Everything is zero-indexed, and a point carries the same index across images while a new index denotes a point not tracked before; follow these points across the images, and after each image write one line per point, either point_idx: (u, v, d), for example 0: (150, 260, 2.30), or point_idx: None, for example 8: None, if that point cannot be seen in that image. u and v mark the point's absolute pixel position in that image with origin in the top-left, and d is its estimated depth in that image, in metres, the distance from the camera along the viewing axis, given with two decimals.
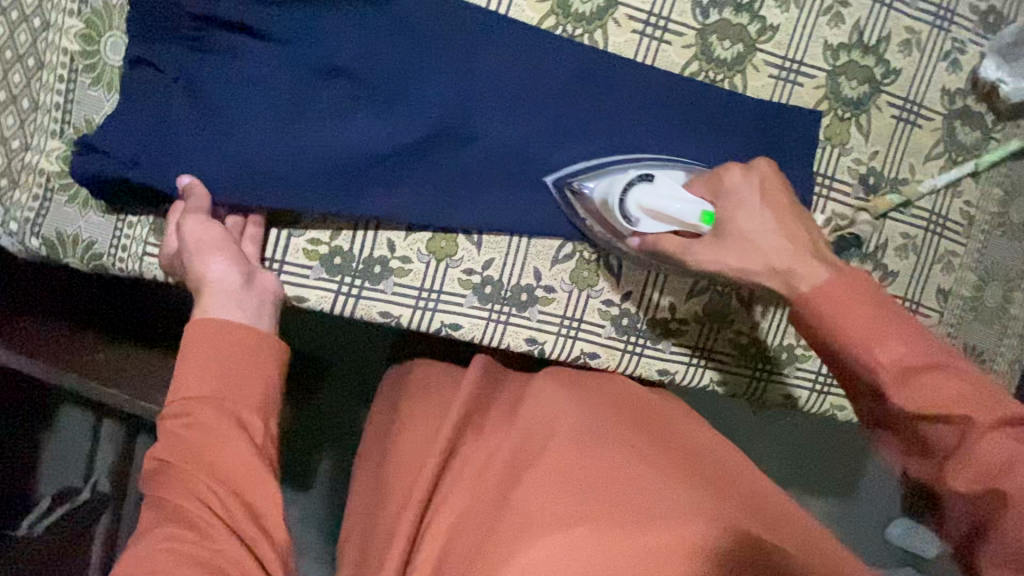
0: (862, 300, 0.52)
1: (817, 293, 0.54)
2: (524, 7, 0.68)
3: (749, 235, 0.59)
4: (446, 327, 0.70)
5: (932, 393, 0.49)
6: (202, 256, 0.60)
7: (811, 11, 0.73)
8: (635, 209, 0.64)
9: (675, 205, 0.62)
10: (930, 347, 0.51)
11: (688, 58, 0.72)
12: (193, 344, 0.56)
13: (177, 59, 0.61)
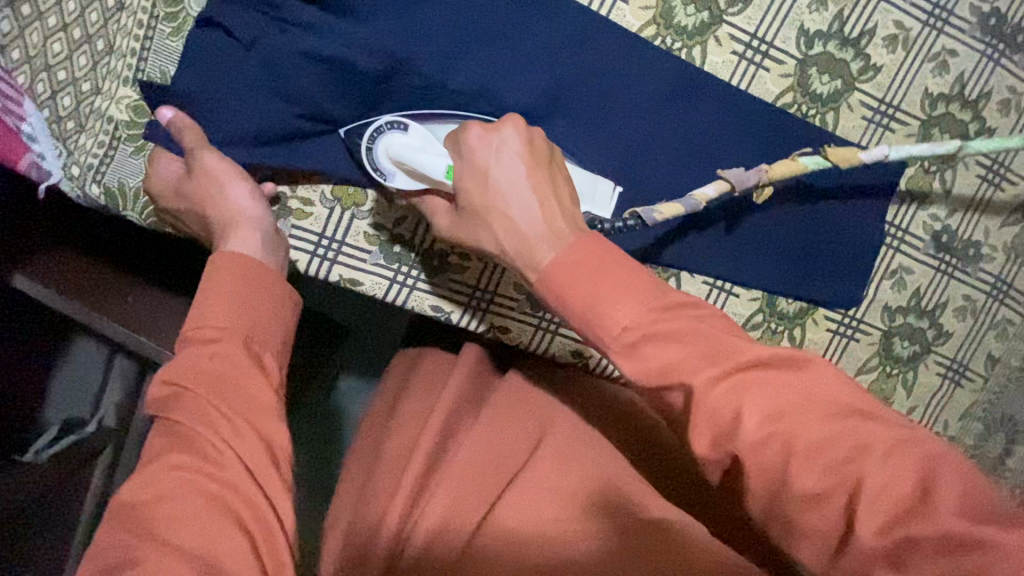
0: (586, 262, 0.47)
1: (549, 273, 0.48)
2: (619, 11, 0.63)
3: (489, 201, 0.52)
4: (496, 329, 0.69)
5: (645, 365, 0.43)
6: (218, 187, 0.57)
7: (918, 57, 0.68)
8: (389, 164, 0.59)
9: (431, 163, 0.56)
10: (643, 306, 0.44)
11: (784, 88, 0.67)
12: (223, 269, 0.54)
13: (253, 25, 0.58)
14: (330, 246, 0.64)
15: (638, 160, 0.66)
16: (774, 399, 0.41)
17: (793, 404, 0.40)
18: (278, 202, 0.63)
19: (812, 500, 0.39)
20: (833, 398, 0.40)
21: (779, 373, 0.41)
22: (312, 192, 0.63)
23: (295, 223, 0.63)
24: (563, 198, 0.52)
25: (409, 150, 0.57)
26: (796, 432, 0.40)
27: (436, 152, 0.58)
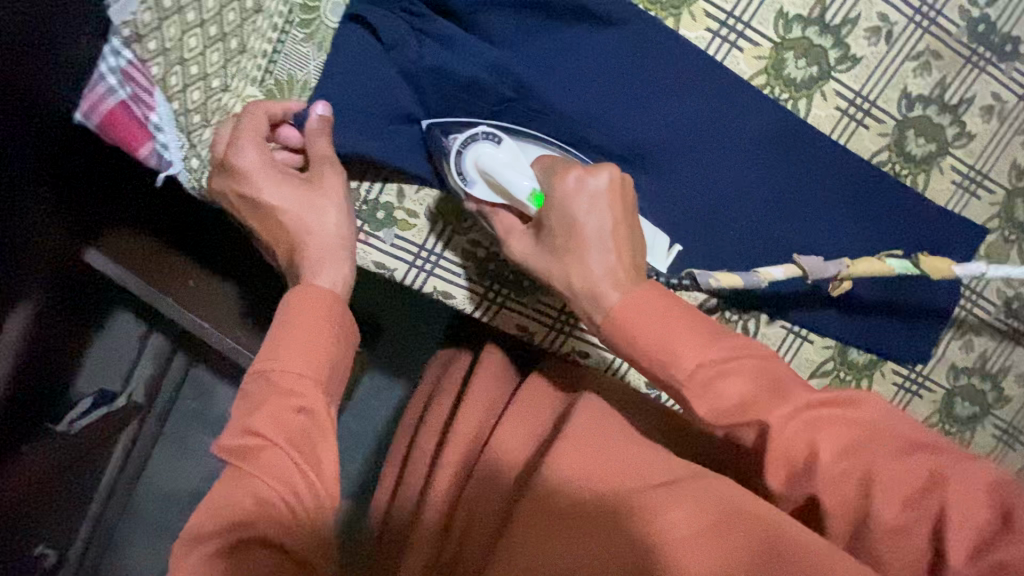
0: (652, 306, 0.48)
1: (613, 315, 0.49)
2: (734, 57, 0.65)
3: (577, 233, 0.51)
4: (576, 354, 0.70)
5: (720, 400, 0.46)
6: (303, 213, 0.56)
7: (1011, 128, 0.70)
8: (474, 171, 0.58)
9: (517, 181, 0.56)
10: (705, 344, 0.47)
11: (880, 147, 0.69)
12: (297, 299, 0.53)
13: (394, 30, 0.58)
14: (429, 257, 0.65)
15: (733, 205, 0.68)
16: (763, 387, 0.46)
17: (791, 398, 0.46)
18: (384, 210, 0.63)
19: (871, 515, 0.44)
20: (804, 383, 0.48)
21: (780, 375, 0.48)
22: (418, 205, 0.63)
23: (397, 233, 0.64)
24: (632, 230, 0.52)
25: (502, 165, 0.56)
26: (811, 425, 0.45)
27: (523, 170, 0.57)
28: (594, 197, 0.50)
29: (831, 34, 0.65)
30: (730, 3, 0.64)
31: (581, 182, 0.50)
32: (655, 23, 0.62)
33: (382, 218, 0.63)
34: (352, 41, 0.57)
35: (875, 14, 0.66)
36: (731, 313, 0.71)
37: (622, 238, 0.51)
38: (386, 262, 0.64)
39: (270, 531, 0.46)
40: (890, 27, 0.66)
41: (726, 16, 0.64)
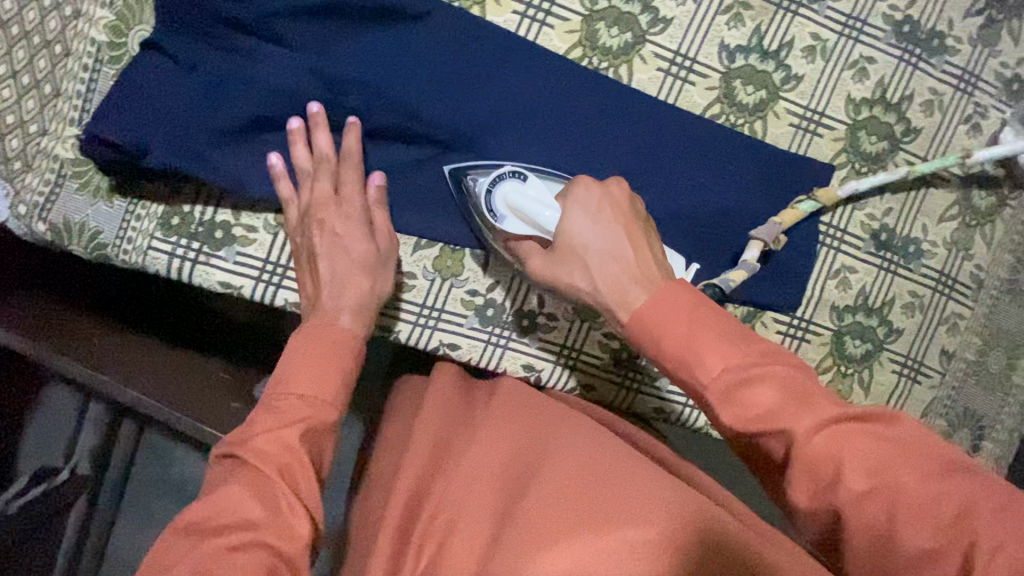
0: (675, 306, 0.48)
1: (635, 318, 0.50)
2: (546, 36, 0.67)
3: (579, 242, 0.55)
4: (444, 346, 0.70)
5: (747, 409, 0.44)
6: (338, 250, 0.61)
7: (837, 65, 0.72)
8: (501, 208, 0.62)
9: (538, 213, 0.59)
10: (735, 349, 0.46)
11: (710, 100, 0.70)
12: (328, 330, 0.58)
13: (194, 51, 0.58)
14: (275, 270, 0.66)
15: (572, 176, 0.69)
16: (867, 455, 0.42)
17: (891, 457, 0.42)
18: (222, 229, 0.64)
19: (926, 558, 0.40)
20: (917, 451, 0.42)
21: (890, 437, 0.43)
22: (255, 219, 0.65)
23: (239, 250, 0.65)
24: (653, 247, 0.55)
25: (529, 200, 0.60)
26: (897, 486, 0.41)
27: (548, 202, 0.60)
28: (576, 201, 0.55)
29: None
30: None
31: (599, 194, 0.55)
32: (459, 13, 0.64)
33: (221, 237, 0.64)
34: (152, 64, 0.58)
35: None
36: None
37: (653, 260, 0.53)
38: (232, 281, 0.65)
39: (266, 540, 0.47)
40: None
41: None
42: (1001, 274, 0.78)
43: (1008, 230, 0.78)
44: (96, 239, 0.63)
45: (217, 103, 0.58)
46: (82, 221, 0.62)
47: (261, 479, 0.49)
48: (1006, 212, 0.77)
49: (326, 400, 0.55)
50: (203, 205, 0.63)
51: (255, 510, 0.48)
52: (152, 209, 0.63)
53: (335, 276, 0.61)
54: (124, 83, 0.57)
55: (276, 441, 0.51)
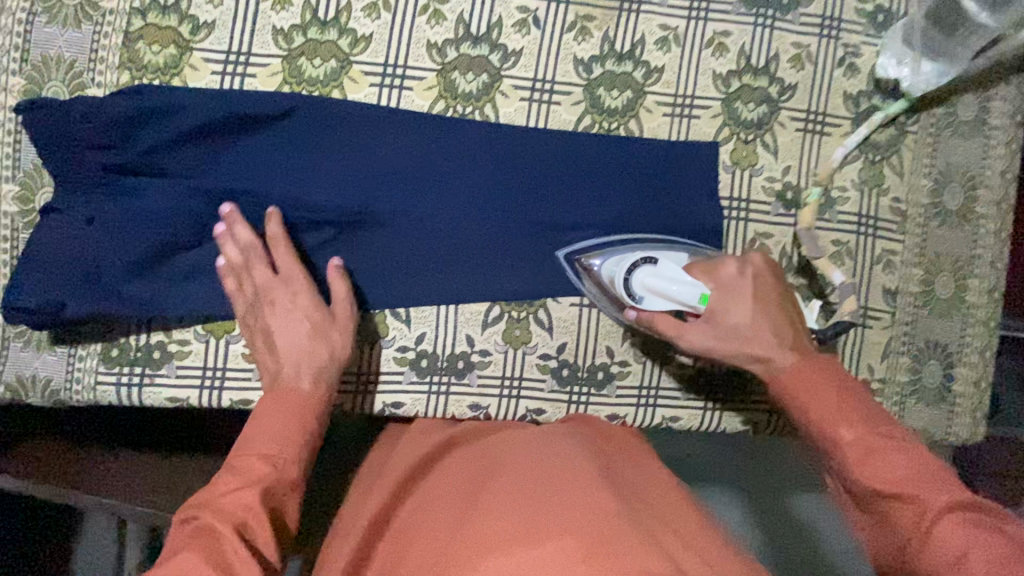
0: (831, 381, 0.58)
1: (716, 380, 0.63)
2: (408, 98, 0.70)
3: (730, 320, 0.62)
4: (389, 407, 0.73)
5: (884, 470, 0.52)
6: (289, 326, 0.65)
7: (694, 47, 0.73)
8: (640, 291, 0.66)
9: (673, 289, 0.64)
10: (863, 427, 0.55)
11: (579, 114, 0.72)
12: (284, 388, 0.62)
13: (89, 202, 0.64)
14: (215, 374, 0.69)
15: (465, 219, 0.71)
16: (964, 535, 0.46)
17: (991, 542, 0.46)
18: (159, 349, 0.69)
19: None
20: (987, 524, 0.47)
21: (984, 517, 0.48)
22: (186, 332, 0.69)
23: (178, 364, 0.69)
24: (789, 316, 0.63)
25: (670, 278, 0.65)
26: (1003, 566, 0.44)
27: (679, 280, 0.64)
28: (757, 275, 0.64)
29: (484, 42, 0.71)
30: (382, 56, 0.69)
31: (747, 268, 0.64)
32: (322, 100, 0.68)
33: (159, 355, 0.69)
34: (54, 226, 0.63)
35: (515, 9, 0.71)
36: (518, 312, 0.73)
37: (795, 326, 0.62)
38: (178, 394, 0.69)
39: None
40: (534, 14, 0.71)
41: (384, 68, 0.69)
42: (923, 200, 0.77)
43: (916, 155, 0.77)
44: (50, 387, 0.68)
45: (121, 243, 0.63)
46: (34, 374, 0.68)
47: (218, 538, 0.50)
48: (909, 139, 0.77)
49: (286, 460, 0.58)
50: (136, 331, 0.68)
51: (210, 571, 0.47)
52: (92, 347, 0.68)
53: (295, 346, 0.64)
54: (34, 247, 0.63)
55: (239, 504, 0.53)
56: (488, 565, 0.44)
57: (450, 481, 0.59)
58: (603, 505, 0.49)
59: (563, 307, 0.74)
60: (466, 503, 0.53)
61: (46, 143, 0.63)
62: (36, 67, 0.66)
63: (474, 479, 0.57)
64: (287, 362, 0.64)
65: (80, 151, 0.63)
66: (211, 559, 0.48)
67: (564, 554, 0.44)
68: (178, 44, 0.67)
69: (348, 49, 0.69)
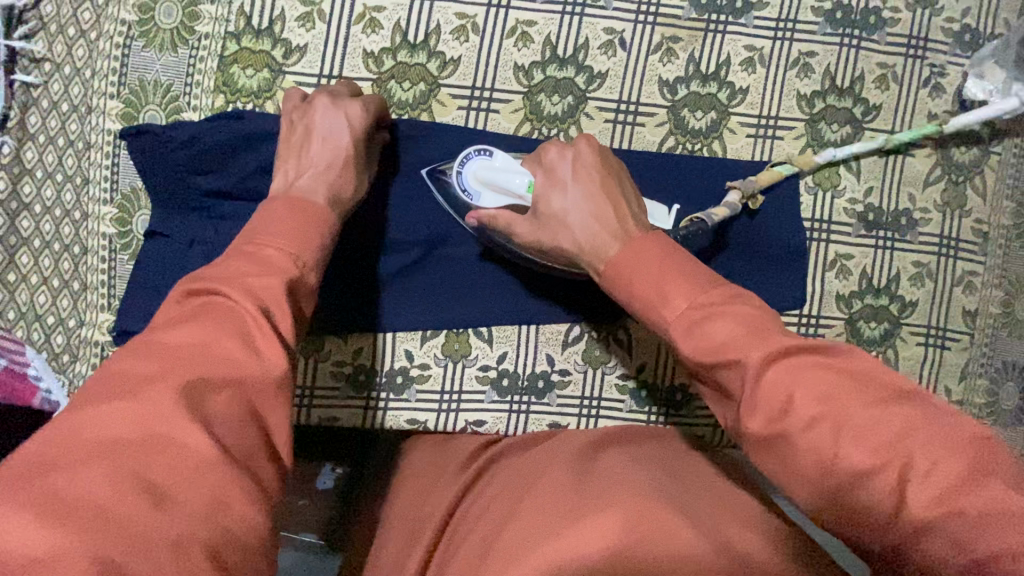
0: (652, 256, 0.50)
1: (613, 268, 0.52)
2: (494, 120, 0.70)
3: (561, 211, 0.58)
4: (471, 425, 0.74)
5: (705, 341, 0.44)
6: (321, 141, 0.58)
7: (779, 68, 0.73)
8: (475, 185, 0.65)
9: (512, 181, 0.63)
10: (705, 286, 0.47)
11: (663, 135, 0.72)
12: (318, 163, 0.57)
13: (189, 226, 0.65)
14: (304, 392, 0.72)
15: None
16: (820, 386, 0.40)
17: (847, 387, 0.39)
18: None
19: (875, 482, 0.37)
20: (878, 383, 0.40)
21: (846, 368, 0.40)
22: None
23: None
24: (620, 202, 0.57)
25: (500, 172, 0.63)
26: (843, 414, 0.38)
27: (516, 172, 0.63)
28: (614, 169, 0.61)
29: (570, 64, 0.71)
30: (469, 79, 0.70)
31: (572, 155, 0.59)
32: (412, 124, 0.69)
33: None
34: (159, 249, 0.65)
35: (602, 30, 0.71)
36: (597, 332, 0.74)
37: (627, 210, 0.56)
38: None
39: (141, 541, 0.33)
40: (620, 35, 0.71)
41: (470, 90, 0.70)
42: (1005, 221, 0.77)
43: (999, 176, 0.76)
44: None
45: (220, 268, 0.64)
46: None
47: (237, 312, 0.42)
48: (992, 160, 0.76)
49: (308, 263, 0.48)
50: None
51: (234, 345, 0.40)
52: None
53: (314, 182, 0.55)
54: (138, 269, 0.65)
55: (267, 289, 0.44)
56: (541, 552, 0.44)
57: (497, 477, 0.59)
58: (641, 487, 0.49)
59: (642, 328, 0.74)
60: (511, 491, 0.54)
61: (151, 169, 0.65)
62: (134, 90, 0.67)
63: (519, 472, 0.57)
64: (311, 174, 0.56)
65: (184, 177, 0.65)
66: (236, 335, 0.40)
67: (608, 529, 0.45)
68: (271, 67, 0.68)
69: (436, 72, 0.70)
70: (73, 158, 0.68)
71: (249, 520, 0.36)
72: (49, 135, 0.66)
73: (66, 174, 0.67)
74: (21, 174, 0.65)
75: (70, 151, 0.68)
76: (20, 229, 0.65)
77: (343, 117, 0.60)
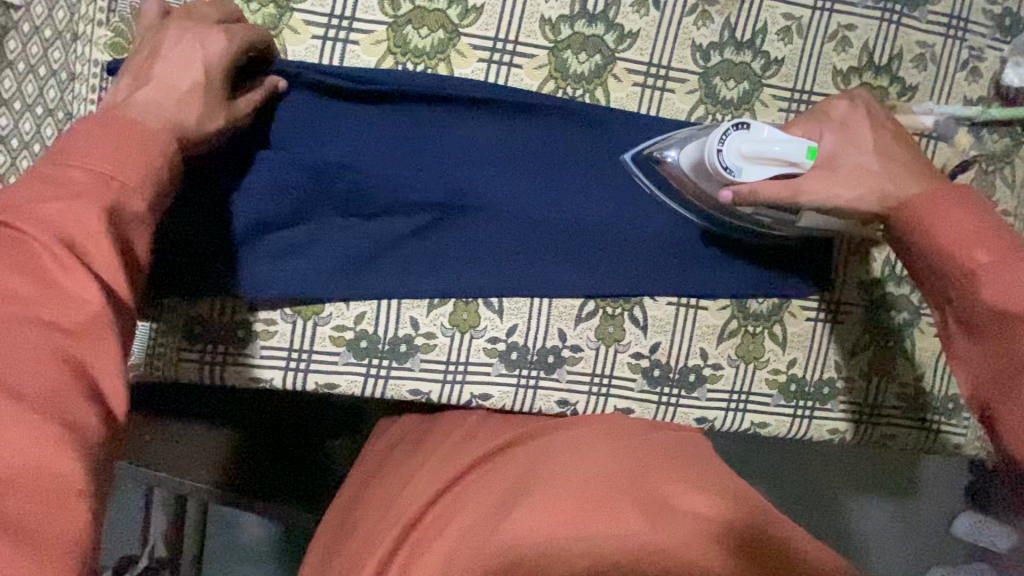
0: (965, 205, 0.50)
1: (917, 202, 0.53)
2: (516, 76, 0.66)
3: (828, 154, 0.58)
4: (476, 398, 0.70)
5: (1011, 289, 0.46)
6: (153, 60, 0.53)
7: (817, 40, 0.69)
8: (738, 161, 0.59)
9: (769, 150, 0.58)
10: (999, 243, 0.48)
11: (693, 103, 0.69)
12: (145, 88, 0.51)
13: (190, 170, 0.62)
14: (301, 356, 0.67)
15: (563, 215, 0.69)
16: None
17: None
18: (243, 327, 0.66)
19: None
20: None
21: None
22: (272, 311, 0.66)
23: (262, 344, 0.66)
24: (905, 140, 0.58)
25: (765, 143, 0.57)
26: None
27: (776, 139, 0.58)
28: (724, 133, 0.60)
29: (600, 21, 0.66)
30: (492, 29, 0.65)
31: (857, 100, 0.60)
32: (427, 75, 0.65)
33: (243, 335, 0.66)
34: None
35: None
36: (614, 308, 0.70)
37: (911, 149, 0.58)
38: (262, 374, 0.66)
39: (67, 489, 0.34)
40: None
41: (493, 42, 0.66)
42: None
43: None
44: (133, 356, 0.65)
45: (225, 213, 0.63)
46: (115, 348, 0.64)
47: (25, 246, 0.40)
48: None
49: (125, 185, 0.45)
50: (219, 303, 0.65)
51: (23, 279, 0.39)
52: (171, 321, 0.65)
53: (151, 103, 0.50)
54: None
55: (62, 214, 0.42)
56: (524, 543, 0.50)
57: (479, 453, 0.60)
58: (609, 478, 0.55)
59: (660, 306, 0.71)
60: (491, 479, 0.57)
61: None
62: (126, 18, 0.61)
63: (502, 455, 0.60)
64: (156, 95, 0.51)
65: None
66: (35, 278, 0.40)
67: (595, 539, 0.50)
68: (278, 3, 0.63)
69: (458, 19, 0.65)
70: (56, 91, 0.63)
71: (57, 466, 0.36)
72: (27, 64, 0.60)
73: (49, 108, 0.63)
74: None
75: (53, 82, 0.62)
76: None
77: (198, 42, 0.54)
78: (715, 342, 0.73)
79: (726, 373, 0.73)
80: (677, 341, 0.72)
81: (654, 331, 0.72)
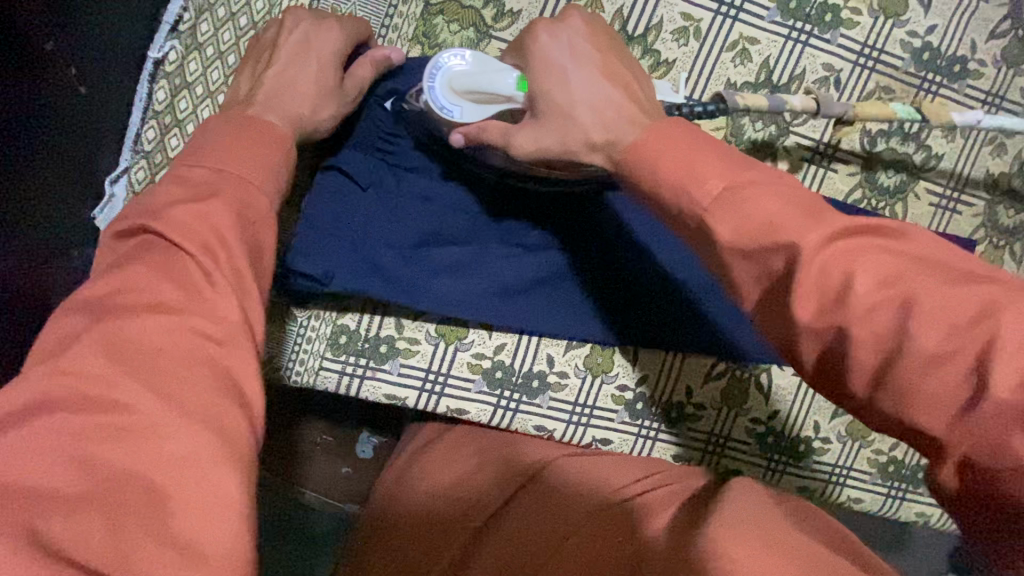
0: (675, 137, 0.38)
1: (629, 150, 0.40)
2: None
3: (562, 98, 0.44)
4: (597, 442, 0.71)
5: (744, 218, 0.33)
6: (293, 55, 0.52)
7: (975, 143, 0.71)
8: (452, 99, 0.52)
9: (499, 85, 0.49)
10: (737, 164, 0.36)
11: (852, 186, 0.70)
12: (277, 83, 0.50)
13: (370, 169, 0.62)
14: (437, 379, 0.67)
15: (686, 279, 0.69)
16: (885, 265, 0.31)
17: (910, 267, 0.31)
18: (386, 343, 0.66)
19: (929, 363, 0.29)
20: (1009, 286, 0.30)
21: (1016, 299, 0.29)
22: (417, 331, 0.66)
23: (402, 362, 0.66)
24: (628, 79, 0.44)
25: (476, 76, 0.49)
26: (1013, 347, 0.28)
27: (497, 68, 0.50)
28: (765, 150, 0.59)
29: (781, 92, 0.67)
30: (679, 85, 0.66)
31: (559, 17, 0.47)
32: None
33: (385, 351, 0.66)
34: (329, 186, 0.60)
35: (820, 65, 0.67)
36: (741, 372, 0.72)
37: (643, 96, 0.44)
38: (397, 392, 0.67)
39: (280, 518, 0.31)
40: (837, 74, 0.67)
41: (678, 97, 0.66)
42: None
43: None
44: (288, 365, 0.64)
45: (396, 220, 0.63)
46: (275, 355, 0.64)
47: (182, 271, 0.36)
48: None
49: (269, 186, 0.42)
50: (371, 316, 0.65)
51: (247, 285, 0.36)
52: (322, 332, 0.64)
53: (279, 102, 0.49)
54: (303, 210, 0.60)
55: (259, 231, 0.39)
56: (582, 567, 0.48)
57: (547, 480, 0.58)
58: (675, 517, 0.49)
59: (785, 376, 0.73)
60: (565, 504, 0.55)
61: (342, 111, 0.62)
62: None
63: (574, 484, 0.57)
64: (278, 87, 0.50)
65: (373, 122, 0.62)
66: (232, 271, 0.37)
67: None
68: (478, 27, 0.63)
69: (648, 71, 0.65)
70: None
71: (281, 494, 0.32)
72: (217, 49, 0.58)
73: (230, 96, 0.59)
74: (182, 87, 0.59)
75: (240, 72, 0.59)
76: (168, 148, 0.59)
77: (326, 41, 0.54)
78: (831, 418, 0.74)
79: (834, 449, 0.75)
80: (794, 411, 0.74)
81: (774, 400, 0.73)
